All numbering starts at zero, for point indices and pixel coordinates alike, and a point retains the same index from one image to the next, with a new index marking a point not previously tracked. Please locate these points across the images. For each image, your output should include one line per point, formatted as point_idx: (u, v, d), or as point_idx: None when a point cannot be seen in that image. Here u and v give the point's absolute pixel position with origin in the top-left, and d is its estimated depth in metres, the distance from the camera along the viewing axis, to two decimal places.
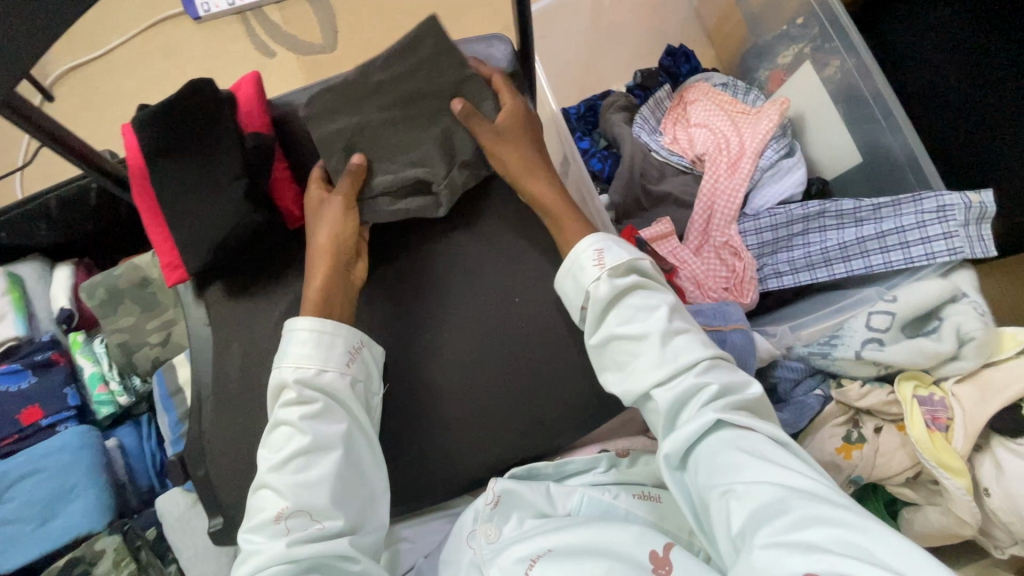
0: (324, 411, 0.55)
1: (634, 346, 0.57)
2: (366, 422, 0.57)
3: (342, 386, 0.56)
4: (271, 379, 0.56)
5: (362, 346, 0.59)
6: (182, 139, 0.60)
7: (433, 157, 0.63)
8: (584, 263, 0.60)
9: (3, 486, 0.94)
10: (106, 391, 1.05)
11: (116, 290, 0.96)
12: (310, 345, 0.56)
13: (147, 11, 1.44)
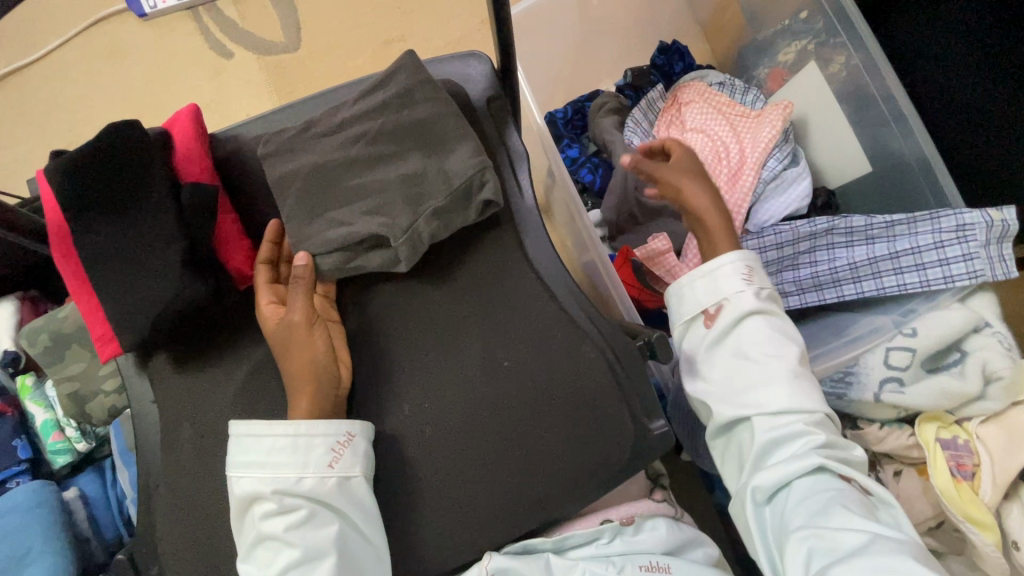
0: (309, 520, 0.50)
1: (757, 364, 0.58)
2: (361, 525, 0.51)
3: (325, 489, 0.50)
4: (243, 489, 0.51)
5: (356, 437, 0.52)
6: (106, 193, 0.51)
7: (395, 207, 0.53)
8: (727, 273, 0.63)
9: None
10: (62, 439, 0.98)
11: (61, 335, 0.87)
12: (284, 450, 0.50)
13: (87, 8, 1.30)
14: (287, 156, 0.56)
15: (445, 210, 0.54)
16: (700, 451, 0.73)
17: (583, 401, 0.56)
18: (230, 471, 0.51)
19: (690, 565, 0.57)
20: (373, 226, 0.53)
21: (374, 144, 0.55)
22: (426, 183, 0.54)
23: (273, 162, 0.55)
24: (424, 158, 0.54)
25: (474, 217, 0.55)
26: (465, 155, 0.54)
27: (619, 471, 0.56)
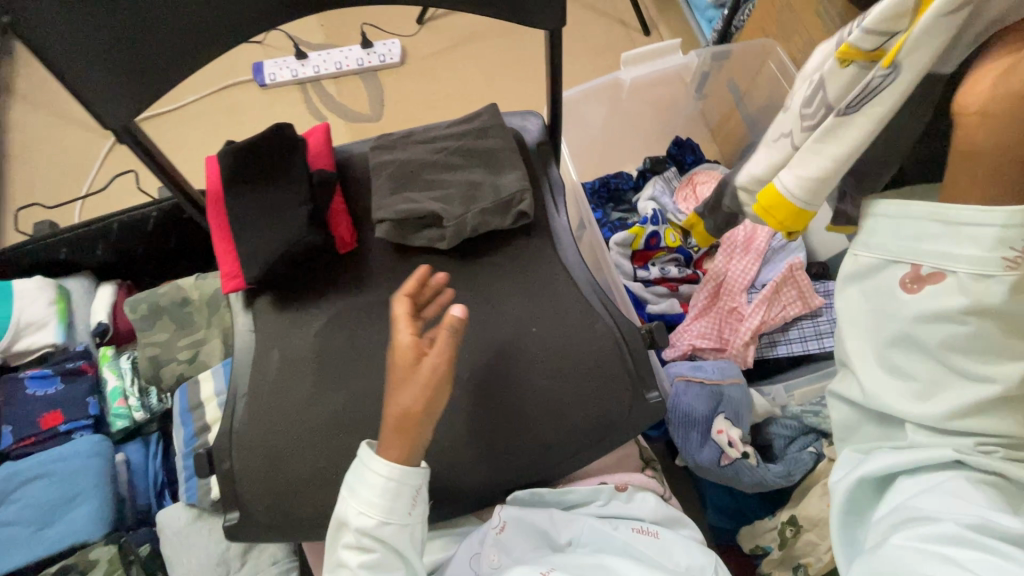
0: (384, 553, 0.58)
1: (960, 338, 0.48)
2: (414, 568, 0.60)
3: (399, 534, 0.59)
4: (338, 513, 0.60)
5: (424, 495, 0.60)
6: (265, 170, 0.71)
7: (453, 198, 0.71)
8: (966, 216, 0.45)
9: (9, 488, 0.95)
10: (124, 406, 1.08)
11: (157, 307, 1.05)
12: (376, 493, 0.58)
13: (220, 77, 1.63)
14: (381, 162, 0.74)
15: (487, 211, 0.72)
16: (692, 452, 0.82)
17: (593, 369, 0.69)
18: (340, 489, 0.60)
19: (676, 535, 0.64)
20: (432, 205, 0.71)
21: (449, 158, 0.74)
22: (478, 191, 0.72)
23: (374, 160, 0.74)
24: (486, 172, 0.73)
25: (508, 220, 0.72)
26: (517, 175, 0.73)
27: (620, 430, 0.68)
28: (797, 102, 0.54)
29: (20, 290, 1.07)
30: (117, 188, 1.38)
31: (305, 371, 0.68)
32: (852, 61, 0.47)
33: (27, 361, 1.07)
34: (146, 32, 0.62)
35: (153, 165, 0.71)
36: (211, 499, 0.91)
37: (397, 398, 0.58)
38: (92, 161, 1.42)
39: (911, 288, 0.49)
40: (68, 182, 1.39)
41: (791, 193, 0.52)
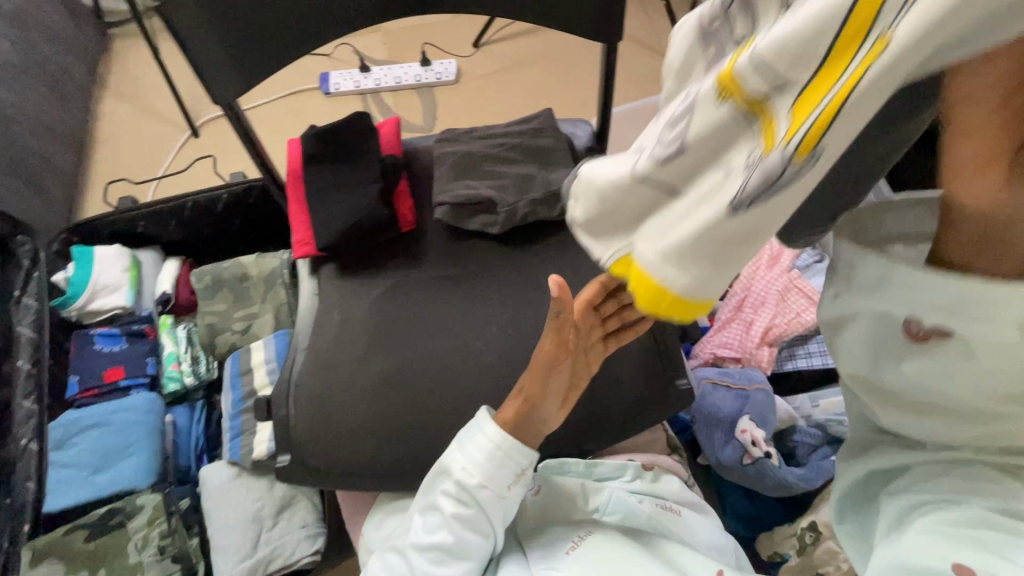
0: (475, 513, 0.61)
1: (971, 369, 0.38)
2: (497, 531, 0.63)
3: (493, 500, 0.61)
4: (440, 462, 0.64)
5: (527, 474, 0.63)
6: (343, 151, 0.80)
7: (508, 188, 0.78)
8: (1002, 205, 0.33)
9: (72, 432, 1.03)
10: (177, 369, 1.15)
11: (220, 279, 1.14)
12: (484, 456, 0.61)
13: (289, 83, 1.75)
14: (445, 153, 0.81)
15: (537, 204, 0.78)
16: (715, 450, 0.85)
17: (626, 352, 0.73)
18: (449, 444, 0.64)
19: (697, 515, 0.70)
20: (488, 191, 0.77)
21: (506, 153, 0.81)
22: (531, 183, 0.79)
23: (439, 151, 0.82)
24: (538, 168, 0.80)
25: (556, 211, 0.78)
26: (567, 172, 0.80)
27: (650, 410, 0.75)
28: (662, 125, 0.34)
29: (101, 255, 1.18)
30: (189, 176, 1.51)
31: (360, 333, 0.75)
32: (731, 100, 0.28)
33: (97, 321, 1.17)
34: (259, 23, 0.72)
35: (246, 141, 0.80)
36: (253, 460, 0.97)
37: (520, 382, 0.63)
38: (171, 150, 1.55)
39: (913, 336, 0.39)
40: (148, 167, 1.52)
41: (663, 273, 0.32)
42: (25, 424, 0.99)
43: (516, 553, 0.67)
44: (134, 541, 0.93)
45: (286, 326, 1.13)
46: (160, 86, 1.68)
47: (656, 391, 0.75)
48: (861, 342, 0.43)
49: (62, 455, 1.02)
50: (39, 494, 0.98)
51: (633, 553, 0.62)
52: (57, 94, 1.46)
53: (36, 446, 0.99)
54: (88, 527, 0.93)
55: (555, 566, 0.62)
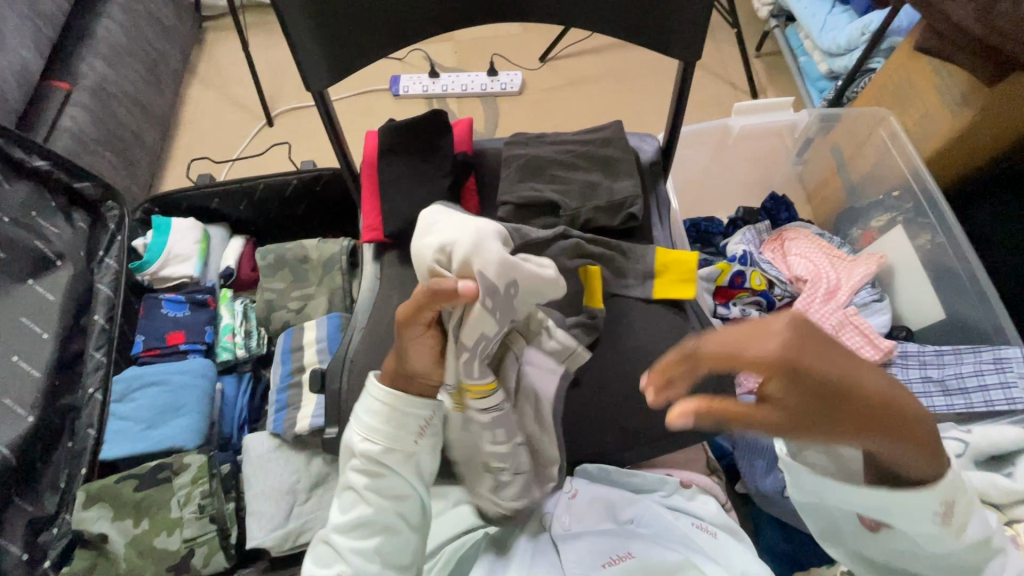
0: (386, 479, 0.62)
1: (912, 548, 0.56)
2: (416, 490, 0.64)
3: (402, 459, 0.63)
4: (343, 442, 0.65)
5: (431, 426, 0.64)
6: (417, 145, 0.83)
7: (571, 193, 0.80)
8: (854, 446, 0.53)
9: (132, 386, 1.08)
10: (230, 341, 1.21)
11: (282, 259, 1.20)
12: (380, 419, 0.62)
13: (360, 84, 1.84)
14: (514, 154, 0.84)
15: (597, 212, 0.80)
16: (756, 478, 0.82)
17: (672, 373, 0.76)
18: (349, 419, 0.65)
19: (734, 540, 0.67)
20: (552, 195, 0.80)
21: (572, 160, 0.83)
22: (594, 191, 0.81)
23: (507, 152, 0.85)
24: (602, 177, 0.82)
25: (617, 220, 0.79)
26: (630, 184, 0.81)
27: (695, 428, 0.75)
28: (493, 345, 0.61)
29: (177, 226, 1.25)
30: (261, 162, 1.60)
31: None
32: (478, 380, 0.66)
33: (166, 287, 1.24)
34: (355, 20, 0.77)
35: (329, 129, 0.85)
36: (294, 433, 1.00)
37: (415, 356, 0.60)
38: (247, 137, 1.65)
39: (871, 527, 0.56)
40: (224, 151, 1.62)
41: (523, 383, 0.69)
42: (93, 374, 1.07)
43: (548, 553, 0.66)
44: (178, 496, 0.97)
45: (338, 309, 1.17)
46: (243, 78, 1.79)
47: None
48: (828, 526, 0.60)
49: (120, 407, 1.06)
50: (97, 441, 1.04)
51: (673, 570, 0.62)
52: (153, 77, 1.58)
53: (101, 397, 1.06)
54: (138, 478, 0.98)
55: None
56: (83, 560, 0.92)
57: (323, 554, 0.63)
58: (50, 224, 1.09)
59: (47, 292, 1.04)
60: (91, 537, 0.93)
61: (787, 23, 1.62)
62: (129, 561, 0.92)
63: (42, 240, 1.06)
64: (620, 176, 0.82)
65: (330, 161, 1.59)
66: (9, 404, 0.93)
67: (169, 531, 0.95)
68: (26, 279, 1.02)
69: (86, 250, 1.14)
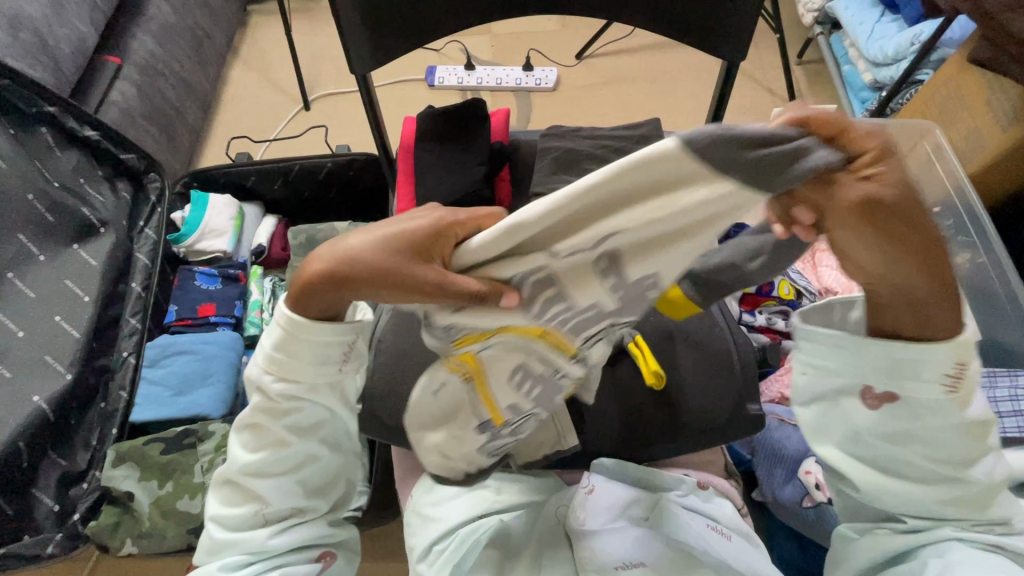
0: (299, 413, 0.60)
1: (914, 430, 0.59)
2: (340, 417, 0.64)
3: (322, 392, 0.60)
4: (246, 376, 0.60)
5: (354, 352, 0.59)
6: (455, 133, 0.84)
7: None
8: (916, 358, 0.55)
9: (164, 353, 1.12)
10: (258, 316, 1.25)
11: (314, 239, 1.22)
12: (284, 350, 0.56)
13: (397, 73, 1.86)
14: (549, 147, 0.84)
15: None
16: (774, 487, 0.81)
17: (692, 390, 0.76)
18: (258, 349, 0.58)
19: (749, 545, 0.68)
20: None
21: (607, 155, 0.83)
22: None
23: (543, 145, 0.85)
24: None
25: None
26: None
27: (714, 432, 0.74)
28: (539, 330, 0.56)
29: (214, 202, 1.28)
30: (297, 144, 1.63)
31: None
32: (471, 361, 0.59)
33: (200, 260, 1.28)
34: (402, 6, 0.78)
35: (370, 112, 0.87)
36: None
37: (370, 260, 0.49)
38: (285, 120, 1.68)
39: (873, 403, 0.60)
40: (262, 133, 1.66)
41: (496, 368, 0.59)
42: (128, 339, 1.11)
43: (564, 548, 0.69)
44: (201, 462, 1.00)
45: None
46: (284, 62, 1.82)
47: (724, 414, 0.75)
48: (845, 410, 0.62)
49: (152, 371, 1.10)
50: (128, 403, 1.07)
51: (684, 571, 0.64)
52: (199, 57, 1.62)
53: (134, 361, 1.10)
54: (165, 441, 1.01)
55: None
56: (109, 517, 0.96)
57: (233, 493, 0.63)
58: (96, 193, 1.13)
59: (90, 258, 1.08)
60: (118, 495, 0.97)
61: (832, 30, 1.59)
62: (153, 520, 0.96)
63: (88, 208, 1.10)
64: None
65: (363, 147, 1.61)
66: (49, 362, 0.98)
67: (192, 495, 0.98)
68: (71, 244, 1.07)
69: (127, 220, 1.18)
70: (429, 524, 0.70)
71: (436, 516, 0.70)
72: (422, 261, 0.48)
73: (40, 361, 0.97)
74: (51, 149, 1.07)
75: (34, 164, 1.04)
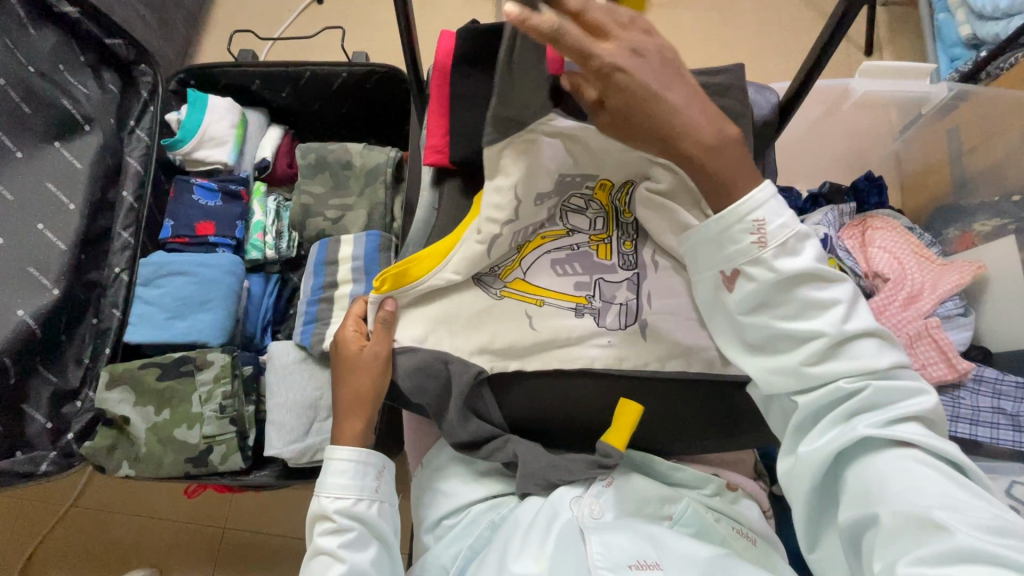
0: (355, 532, 0.65)
1: (770, 295, 0.59)
2: (387, 538, 0.67)
3: (373, 511, 0.67)
4: (311, 510, 0.67)
5: (389, 471, 0.71)
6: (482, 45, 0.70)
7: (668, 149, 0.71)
8: (740, 235, 0.59)
9: (159, 272, 1.02)
10: (261, 239, 1.14)
11: (324, 161, 1.10)
12: (347, 476, 0.67)
13: None
14: None
15: (571, 205, 0.75)
16: None
17: (706, 413, 0.71)
18: (317, 490, 0.68)
19: (771, 552, 0.66)
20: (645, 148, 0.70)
21: None
22: None
23: None
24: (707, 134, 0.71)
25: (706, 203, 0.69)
26: None
27: (734, 437, 0.73)
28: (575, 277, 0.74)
29: (214, 105, 1.13)
30: (307, 44, 1.44)
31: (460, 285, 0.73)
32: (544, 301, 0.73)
33: (199, 171, 1.15)
34: None
35: (402, 23, 0.73)
36: (321, 349, 0.95)
37: (343, 392, 0.71)
38: (292, 12, 1.47)
39: (728, 285, 0.62)
40: (269, 26, 1.46)
41: (561, 285, 0.73)
42: (120, 254, 1.03)
43: (574, 540, 0.63)
44: (199, 392, 0.95)
45: (378, 226, 1.08)
46: None
47: (736, 427, 0.72)
48: (704, 293, 0.66)
49: (147, 291, 1.01)
50: (121, 324, 1.00)
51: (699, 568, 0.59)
52: None
53: (127, 278, 1.02)
54: (161, 367, 0.96)
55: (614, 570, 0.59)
56: (104, 438, 0.93)
57: None
58: (79, 83, 1.00)
59: (75, 159, 0.97)
60: (113, 417, 0.93)
61: None
62: (149, 446, 0.93)
63: (69, 100, 0.97)
64: None
65: (383, 56, 1.44)
66: (33, 274, 0.90)
67: (190, 425, 0.94)
68: (51, 141, 0.95)
69: (116, 118, 1.04)
70: (443, 497, 0.72)
71: (449, 491, 0.72)
72: (350, 358, 0.72)
73: (23, 274, 0.89)
74: (23, 26, 0.94)
75: (4, 43, 0.90)
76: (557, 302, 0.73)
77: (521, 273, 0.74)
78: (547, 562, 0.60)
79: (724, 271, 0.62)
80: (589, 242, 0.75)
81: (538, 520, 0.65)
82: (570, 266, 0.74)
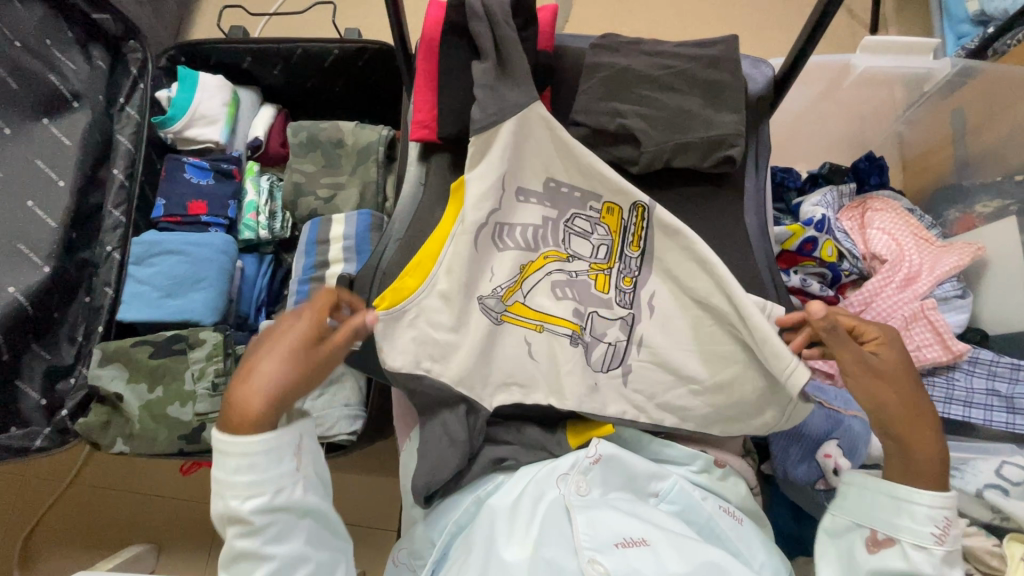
0: (277, 524, 0.60)
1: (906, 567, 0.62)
2: (317, 509, 0.63)
3: (291, 494, 0.61)
4: (216, 511, 0.59)
5: (305, 439, 0.63)
6: (471, 16, 0.69)
7: (657, 122, 0.70)
8: (920, 515, 0.62)
9: (150, 251, 1.01)
10: (253, 219, 1.12)
11: (316, 139, 1.09)
12: (257, 470, 0.59)
13: None
14: (599, 64, 0.72)
15: (577, 229, 0.76)
16: (787, 464, 0.81)
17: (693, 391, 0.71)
18: (218, 492, 0.59)
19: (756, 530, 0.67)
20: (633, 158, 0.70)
21: (669, 78, 0.71)
22: (689, 121, 0.70)
23: (593, 58, 0.73)
24: (695, 107, 0.70)
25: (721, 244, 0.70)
26: (732, 124, 0.70)
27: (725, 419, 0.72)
28: (572, 308, 0.75)
29: (204, 82, 1.11)
30: (302, 21, 1.42)
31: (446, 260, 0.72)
32: (541, 328, 0.75)
33: (189, 150, 1.14)
34: None
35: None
36: None
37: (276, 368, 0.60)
38: None
39: (871, 546, 0.65)
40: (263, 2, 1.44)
41: (557, 310, 0.75)
42: (112, 232, 1.02)
43: (560, 520, 0.63)
44: (192, 369, 0.96)
45: (369, 205, 1.07)
46: None
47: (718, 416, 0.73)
48: (835, 527, 0.68)
49: (139, 270, 1.01)
50: (113, 302, 1.00)
51: (683, 550, 0.60)
52: None
53: (119, 257, 1.01)
54: (153, 345, 0.96)
55: (599, 550, 0.60)
56: (98, 416, 0.94)
57: None
58: (67, 59, 0.99)
59: (63, 137, 0.97)
60: (106, 395, 0.94)
61: None
62: (142, 423, 0.94)
63: (56, 76, 0.97)
64: (720, 115, 0.70)
65: (378, 34, 1.41)
66: (24, 251, 0.91)
67: (182, 403, 0.94)
68: (40, 118, 0.95)
69: (105, 95, 1.03)
70: None
71: None
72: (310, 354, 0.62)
73: (13, 251, 0.90)
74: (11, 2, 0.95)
75: None
76: (554, 328, 0.75)
77: (520, 297, 0.75)
78: (532, 546, 0.61)
79: (876, 531, 0.65)
80: (588, 271, 0.76)
81: (523, 499, 0.65)
82: (565, 295, 0.75)
